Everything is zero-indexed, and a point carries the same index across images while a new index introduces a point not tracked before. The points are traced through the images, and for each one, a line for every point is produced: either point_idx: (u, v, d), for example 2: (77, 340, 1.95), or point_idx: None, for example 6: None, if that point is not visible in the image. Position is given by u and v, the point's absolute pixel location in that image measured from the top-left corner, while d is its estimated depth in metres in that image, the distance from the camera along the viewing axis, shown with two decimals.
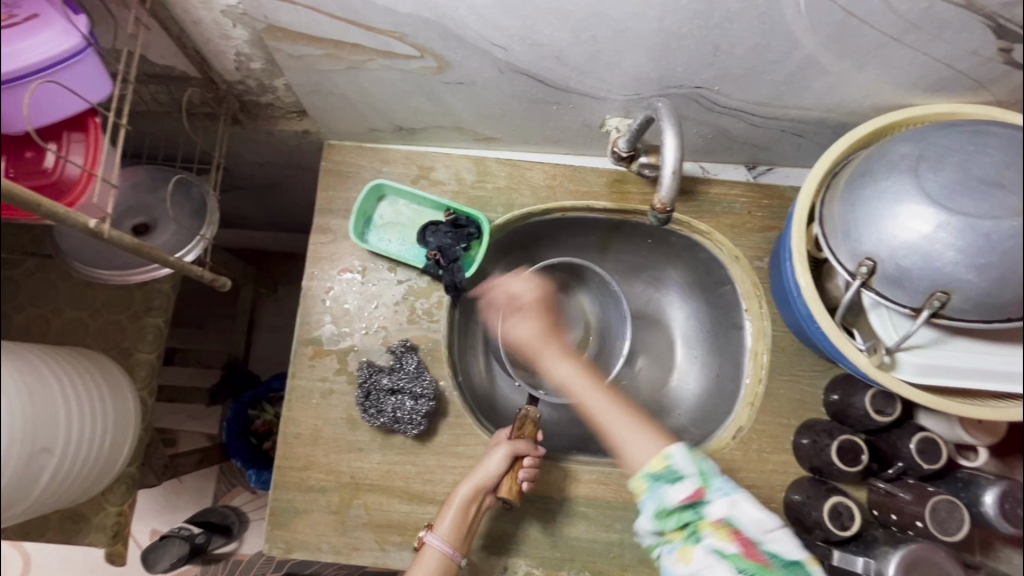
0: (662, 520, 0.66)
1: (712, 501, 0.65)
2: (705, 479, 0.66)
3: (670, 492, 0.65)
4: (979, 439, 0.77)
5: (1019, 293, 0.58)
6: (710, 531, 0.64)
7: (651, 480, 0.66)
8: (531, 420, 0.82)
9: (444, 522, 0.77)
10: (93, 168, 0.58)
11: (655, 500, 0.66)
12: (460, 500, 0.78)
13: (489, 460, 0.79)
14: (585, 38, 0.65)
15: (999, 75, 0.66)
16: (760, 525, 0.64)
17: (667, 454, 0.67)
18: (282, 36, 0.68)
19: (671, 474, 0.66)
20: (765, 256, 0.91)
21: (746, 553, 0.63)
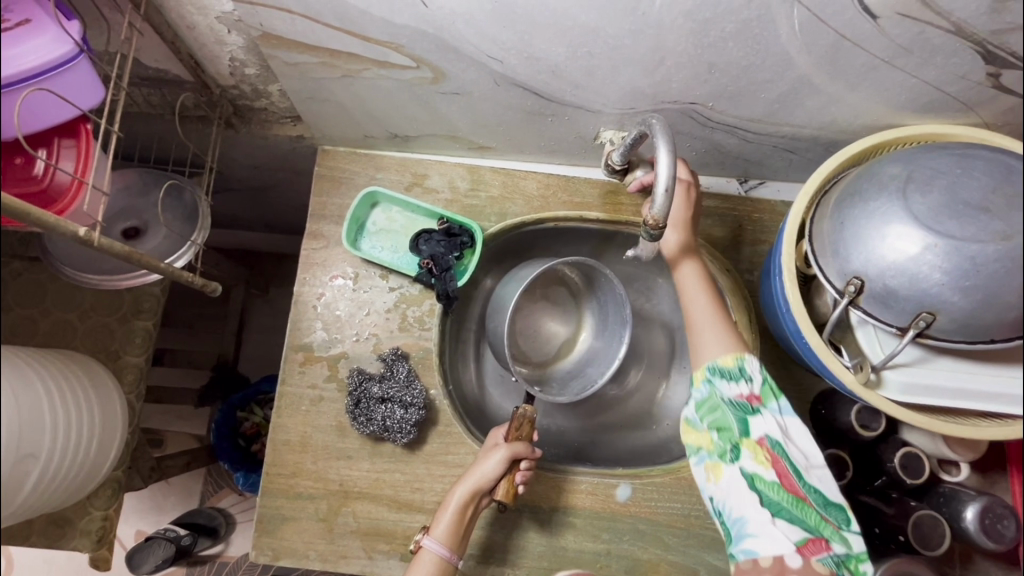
0: (704, 410, 0.68)
1: (762, 412, 0.66)
2: (765, 392, 0.67)
3: (723, 385, 0.67)
4: (961, 455, 0.79)
5: (1003, 316, 0.59)
6: (750, 447, 0.65)
7: (710, 372, 0.68)
8: (527, 421, 0.81)
9: (440, 525, 0.76)
10: (83, 175, 0.58)
11: (707, 387, 0.68)
12: (458, 502, 0.77)
13: (486, 462, 0.79)
14: (581, 54, 0.65)
15: (987, 98, 0.67)
16: (804, 459, 0.65)
17: (740, 357, 0.68)
18: (278, 44, 0.68)
19: (736, 371, 0.67)
20: (755, 269, 0.92)
21: (785, 484, 0.63)
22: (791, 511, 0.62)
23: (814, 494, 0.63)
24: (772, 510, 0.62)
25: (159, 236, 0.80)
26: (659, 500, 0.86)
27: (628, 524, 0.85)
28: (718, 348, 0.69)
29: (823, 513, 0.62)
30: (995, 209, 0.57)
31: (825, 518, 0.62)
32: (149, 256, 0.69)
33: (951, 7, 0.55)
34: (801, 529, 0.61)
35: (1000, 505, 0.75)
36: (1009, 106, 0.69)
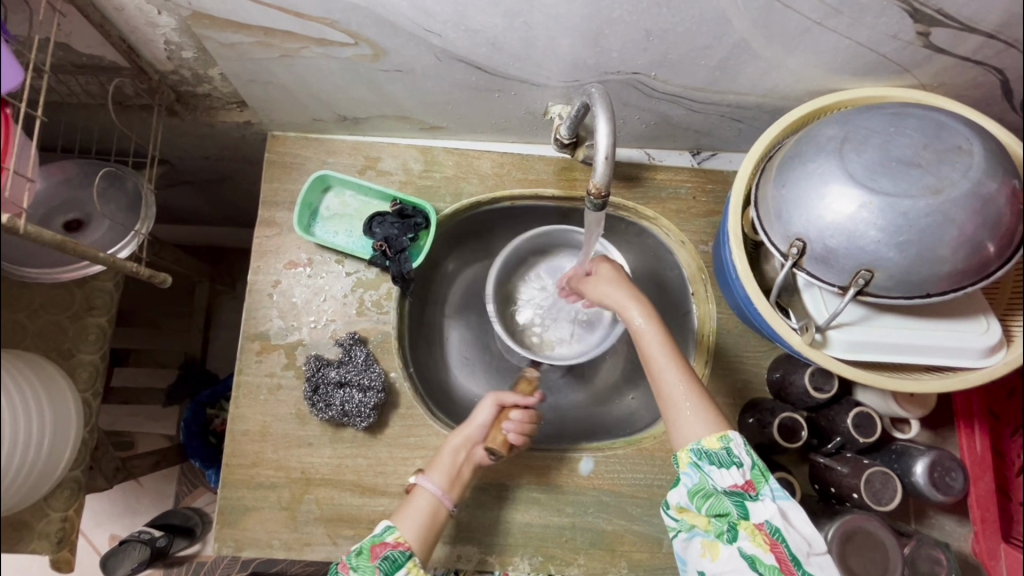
0: (698, 498, 0.64)
1: (761, 499, 0.64)
2: (757, 477, 0.65)
3: (715, 473, 0.64)
4: (911, 413, 0.81)
5: (938, 269, 0.60)
6: (749, 531, 0.63)
7: (696, 456, 0.65)
8: (526, 381, 0.89)
9: (436, 467, 0.78)
10: (4, 161, 0.55)
11: (697, 473, 0.65)
12: (452, 445, 0.80)
13: (477, 413, 0.83)
14: (519, 24, 0.64)
15: (920, 59, 0.69)
16: (805, 544, 0.63)
17: (725, 437, 0.65)
18: (210, 24, 0.66)
19: (724, 457, 0.65)
20: (709, 240, 0.93)
21: (784, 569, 0.61)
22: None
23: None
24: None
25: (103, 227, 0.78)
26: (622, 472, 0.87)
27: (592, 496, 0.86)
28: (702, 425, 0.67)
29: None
30: (925, 165, 0.59)
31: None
32: (86, 246, 0.68)
33: None
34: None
35: (948, 459, 0.78)
36: (943, 67, 0.70)
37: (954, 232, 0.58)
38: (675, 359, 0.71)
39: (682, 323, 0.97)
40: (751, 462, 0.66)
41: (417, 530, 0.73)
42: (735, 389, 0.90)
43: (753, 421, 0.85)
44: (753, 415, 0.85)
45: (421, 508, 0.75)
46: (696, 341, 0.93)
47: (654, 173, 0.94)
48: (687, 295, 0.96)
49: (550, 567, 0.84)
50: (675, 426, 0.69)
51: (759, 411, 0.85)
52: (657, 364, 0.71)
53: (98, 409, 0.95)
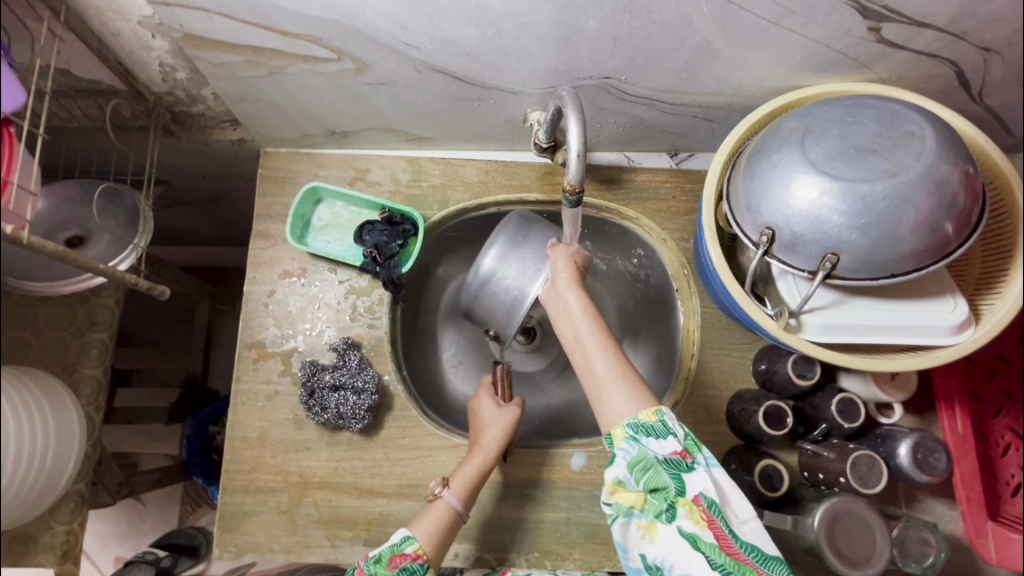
0: (637, 471, 0.62)
1: (696, 470, 0.63)
2: (691, 446, 0.64)
3: (652, 444, 0.63)
4: (892, 396, 0.82)
5: (900, 249, 0.62)
6: (687, 509, 0.61)
7: (633, 430, 0.63)
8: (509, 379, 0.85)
9: (458, 479, 0.77)
10: (10, 175, 0.58)
11: (635, 446, 0.63)
12: (482, 460, 0.79)
13: (500, 425, 0.81)
14: (491, 34, 0.68)
15: (877, 54, 0.72)
16: (736, 515, 0.62)
17: (660, 409, 0.64)
18: (201, 44, 0.70)
19: (661, 428, 0.63)
20: (690, 238, 0.96)
21: (723, 545, 0.60)
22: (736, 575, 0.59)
23: (753, 550, 0.61)
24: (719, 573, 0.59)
25: (104, 240, 0.81)
26: None
27: (586, 491, 0.87)
28: (633, 402, 0.66)
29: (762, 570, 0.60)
30: (881, 151, 0.62)
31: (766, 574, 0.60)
32: (87, 259, 0.71)
33: None
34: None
35: (930, 440, 0.78)
36: (899, 61, 0.74)
37: (912, 212, 0.61)
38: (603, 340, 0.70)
39: (669, 320, 1.00)
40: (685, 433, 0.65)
41: (444, 542, 0.73)
42: (722, 381, 0.91)
43: (739, 410, 0.87)
44: (739, 405, 0.87)
45: (449, 521, 0.75)
46: (682, 336, 0.96)
47: (634, 175, 0.97)
48: (671, 291, 0.98)
49: (548, 561, 0.85)
50: (608, 404, 0.67)
51: (745, 401, 0.86)
52: (587, 344, 0.70)
53: (102, 422, 0.98)
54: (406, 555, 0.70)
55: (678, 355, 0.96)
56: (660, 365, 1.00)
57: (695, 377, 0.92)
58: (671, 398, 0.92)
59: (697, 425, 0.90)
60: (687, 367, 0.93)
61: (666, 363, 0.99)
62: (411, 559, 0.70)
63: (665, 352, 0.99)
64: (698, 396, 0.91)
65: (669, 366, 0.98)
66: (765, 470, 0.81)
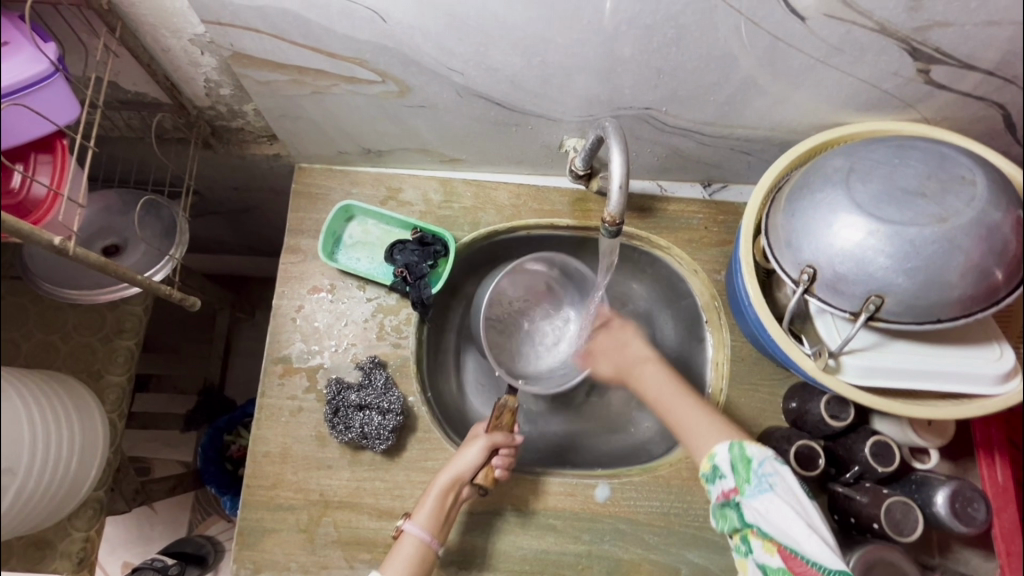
0: (715, 515, 0.70)
1: (742, 506, 0.66)
2: (740, 481, 0.67)
3: (711, 491, 0.70)
4: (930, 442, 0.80)
5: (947, 295, 0.61)
6: (757, 540, 0.66)
7: (704, 479, 0.71)
8: (509, 411, 0.84)
9: (422, 511, 0.77)
10: (60, 188, 0.59)
11: (710, 493, 0.71)
12: (438, 488, 0.78)
13: (465, 453, 0.80)
14: (536, 63, 0.68)
15: (923, 94, 0.71)
16: (801, 533, 0.63)
17: (711, 455, 0.70)
18: (249, 63, 0.71)
19: (711, 471, 0.70)
20: (722, 269, 0.95)
21: (791, 568, 0.63)
22: None
23: (818, 563, 0.62)
24: None
25: (139, 251, 0.82)
26: (638, 499, 0.87)
27: (608, 524, 0.86)
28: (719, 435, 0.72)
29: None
30: (929, 194, 0.61)
31: None
32: (126, 269, 0.71)
33: (873, 6, 0.58)
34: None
35: (968, 489, 0.76)
36: (946, 102, 0.73)
37: (962, 258, 0.59)
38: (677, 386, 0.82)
39: (697, 352, 0.98)
40: (738, 466, 0.68)
41: None
42: (751, 417, 0.90)
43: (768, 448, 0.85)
44: (769, 443, 0.85)
45: (409, 557, 0.74)
46: (710, 369, 0.94)
47: (666, 205, 0.96)
48: (700, 322, 0.97)
49: None
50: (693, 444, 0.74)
51: (775, 439, 0.84)
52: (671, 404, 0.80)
53: (122, 429, 0.98)
54: None
55: (705, 388, 0.95)
56: None
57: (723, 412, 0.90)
58: None
59: None
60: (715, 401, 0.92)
61: None
62: None
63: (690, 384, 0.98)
64: None
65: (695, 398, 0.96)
66: None
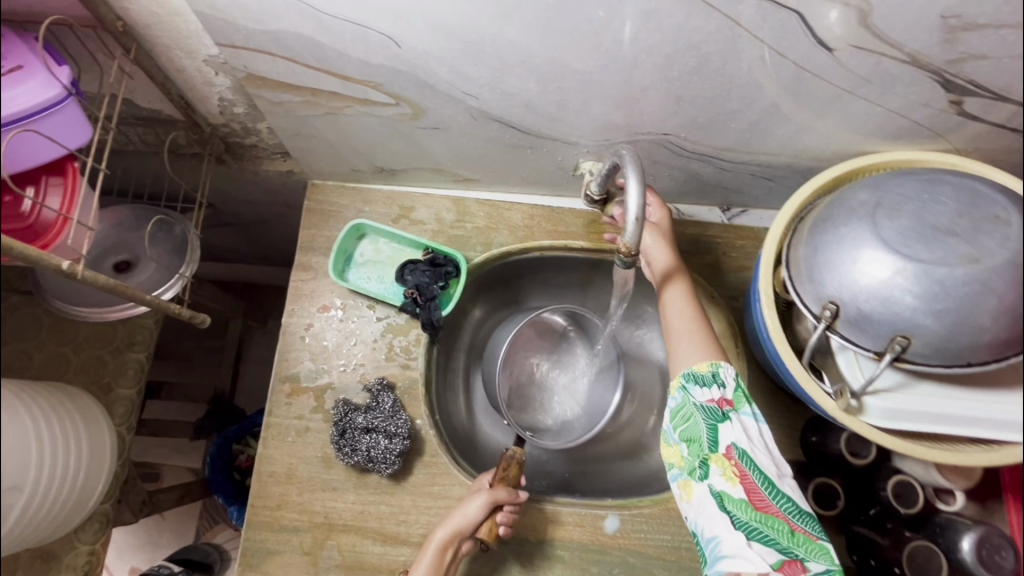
0: (678, 419, 0.67)
1: (730, 421, 0.65)
2: (736, 399, 0.67)
3: (697, 391, 0.67)
4: (955, 483, 0.76)
5: (978, 338, 0.58)
6: (719, 464, 0.64)
7: (685, 380, 0.68)
8: (515, 463, 0.81)
9: (420, 566, 0.74)
10: (69, 212, 0.58)
11: (681, 394, 0.68)
12: (437, 542, 0.75)
13: (466, 506, 0.77)
14: (553, 88, 0.67)
15: (954, 125, 0.69)
16: (774, 469, 0.64)
17: (715, 362, 0.69)
18: (262, 84, 0.70)
19: (709, 377, 0.68)
20: (739, 296, 0.93)
21: (753, 501, 0.62)
22: (762, 533, 0.61)
23: (780, 498, 0.62)
24: (744, 531, 0.61)
25: (150, 268, 0.82)
26: (648, 531, 0.84)
27: (618, 556, 0.83)
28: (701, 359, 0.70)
29: (794, 523, 0.62)
30: (961, 234, 0.57)
31: (796, 526, 0.62)
32: (134, 288, 0.71)
33: (904, 38, 0.56)
34: (774, 551, 0.60)
35: (996, 535, 0.73)
36: (978, 133, 0.70)
37: (994, 300, 0.57)
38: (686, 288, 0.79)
39: None
40: (734, 386, 0.69)
41: None
42: None
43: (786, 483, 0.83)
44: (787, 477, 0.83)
45: None
46: None
47: (683, 229, 0.94)
48: None
49: None
50: (675, 358, 0.72)
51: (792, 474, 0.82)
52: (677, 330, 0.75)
53: (131, 442, 0.97)
54: None
55: None
56: None
57: None
58: None
59: None
60: None
61: None
62: None
63: None
64: None
65: None
66: None
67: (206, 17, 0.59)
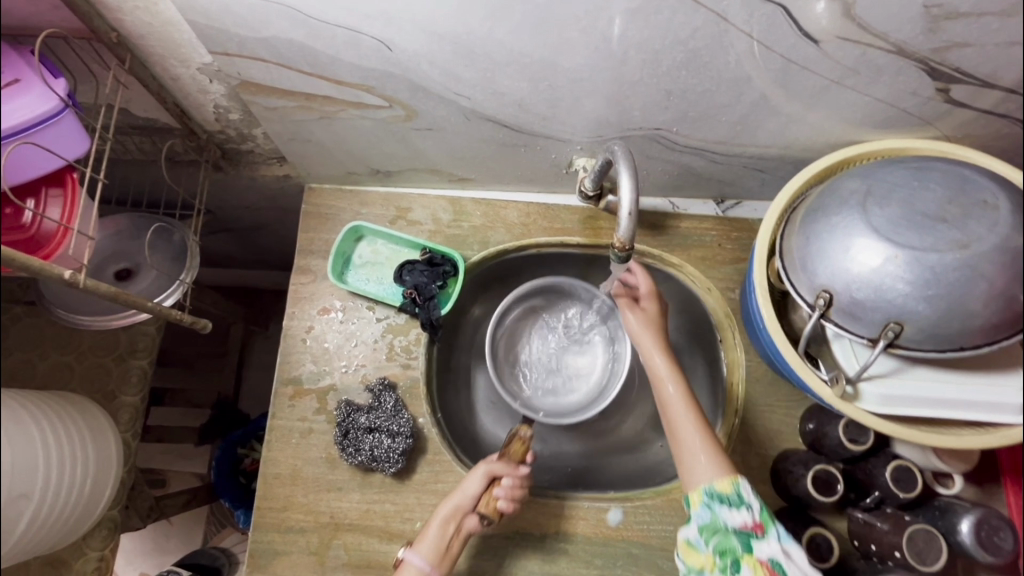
0: (706, 533, 0.67)
1: (765, 541, 0.66)
2: (765, 520, 0.67)
3: (724, 513, 0.67)
4: (952, 467, 0.77)
5: (970, 323, 0.59)
6: (751, 565, 0.65)
7: (707, 496, 0.68)
8: (519, 441, 0.85)
9: (424, 541, 0.76)
10: (70, 222, 0.59)
11: (708, 512, 0.68)
12: (440, 518, 0.77)
13: (466, 482, 0.80)
14: (544, 87, 0.68)
15: (942, 112, 0.69)
16: None
17: (736, 481, 0.68)
18: (257, 91, 0.71)
19: (735, 499, 0.68)
20: (736, 287, 0.93)
21: None
22: None
23: None
24: None
25: (151, 275, 0.83)
26: (652, 522, 0.85)
27: (621, 548, 0.84)
28: (711, 470, 0.70)
29: None
30: (951, 220, 0.59)
31: None
32: (136, 296, 0.72)
33: (888, 28, 0.57)
34: None
35: (994, 517, 0.74)
36: (967, 119, 0.71)
37: (985, 285, 0.57)
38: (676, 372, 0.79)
39: (710, 370, 0.97)
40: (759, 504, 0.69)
41: None
42: (767, 439, 0.88)
43: (784, 473, 0.83)
44: (784, 467, 0.83)
45: None
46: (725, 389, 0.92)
47: (678, 222, 0.95)
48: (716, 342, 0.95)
49: None
50: (688, 468, 0.72)
51: (792, 464, 0.83)
52: (676, 413, 0.75)
53: (135, 449, 0.98)
54: None
55: (720, 409, 0.92)
56: None
57: (738, 434, 0.88)
58: None
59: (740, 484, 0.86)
60: (730, 424, 0.89)
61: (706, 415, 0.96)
62: None
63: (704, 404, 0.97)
64: (741, 453, 0.87)
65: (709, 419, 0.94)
66: (814, 539, 0.77)
67: (198, 26, 0.60)
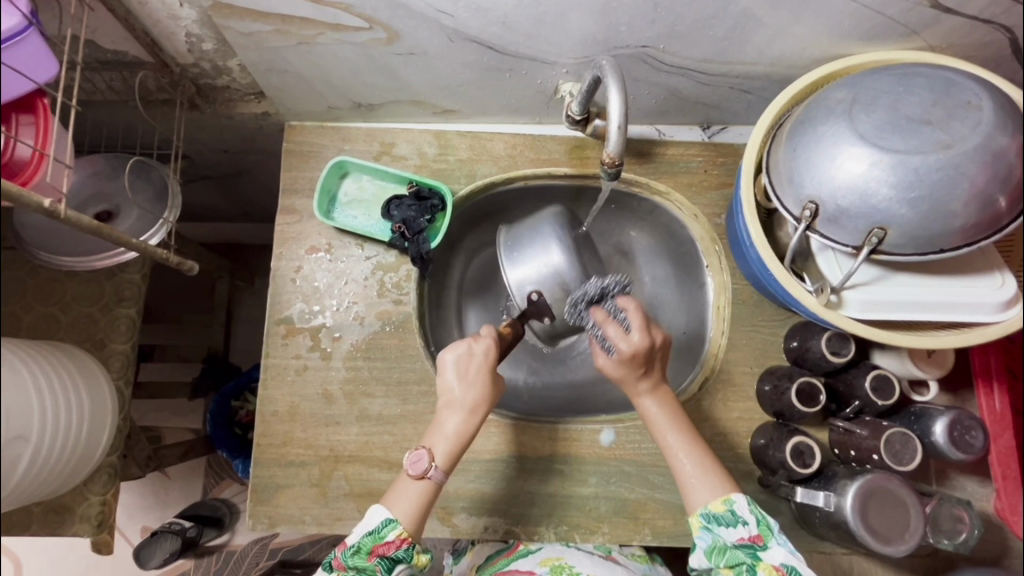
0: (714, 556, 0.68)
1: (770, 548, 0.66)
2: (764, 531, 0.67)
3: (723, 531, 0.68)
4: (929, 372, 0.81)
5: (950, 224, 0.61)
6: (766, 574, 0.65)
7: (705, 520, 0.69)
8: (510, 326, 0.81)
9: (439, 449, 0.74)
10: (45, 147, 0.58)
11: (708, 535, 0.68)
12: (454, 426, 0.74)
13: (466, 387, 0.75)
14: (528, 2, 0.66)
15: (928, 20, 0.70)
16: None
17: (729, 500, 0.68)
18: (230, 13, 0.68)
19: (729, 517, 0.68)
20: (722, 213, 0.94)
21: None
22: None
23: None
24: None
25: (132, 215, 0.82)
26: (644, 441, 0.88)
27: (614, 466, 0.87)
28: (706, 492, 0.70)
29: None
30: (934, 122, 0.60)
31: None
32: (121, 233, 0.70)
33: None
34: None
35: (967, 418, 0.77)
36: (951, 28, 0.71)
37: (966, 185, 0.59)
38: (653, 389, 0.77)
39: (696, 296, 0.99)
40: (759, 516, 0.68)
41: (412, 514, 0.71)
42: (753, 357, 0.90)
43: (770, 387, 0.86)
44: (770, 382, 0.86)
45: (418, 493, 0.72)
46: (712, 312, 0.94)
47: (665, 149, 0.95)
48: (701, 267, 0.97)
49: (576, 535, 0.85)
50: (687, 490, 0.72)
51: (776, 378, 0.85)
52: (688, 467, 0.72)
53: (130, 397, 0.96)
54: (389, 544, 0.69)
55: (708, 332, 0.95)
56: (687, 346, 0.99)
57: (725, 354, 0.90)
58: (700, 375, 0.92)
59: (727, 401, 0.89)
60: (717, 344, 0.92)
61: (693, 341, 0.98)
62: (394, 544, 0.69)
63: (693, 329, 0.98)
64: (729, 372, 0.90)
65: (696, 344, 0.97)
66: (798, 446, 0.80)
67: None
